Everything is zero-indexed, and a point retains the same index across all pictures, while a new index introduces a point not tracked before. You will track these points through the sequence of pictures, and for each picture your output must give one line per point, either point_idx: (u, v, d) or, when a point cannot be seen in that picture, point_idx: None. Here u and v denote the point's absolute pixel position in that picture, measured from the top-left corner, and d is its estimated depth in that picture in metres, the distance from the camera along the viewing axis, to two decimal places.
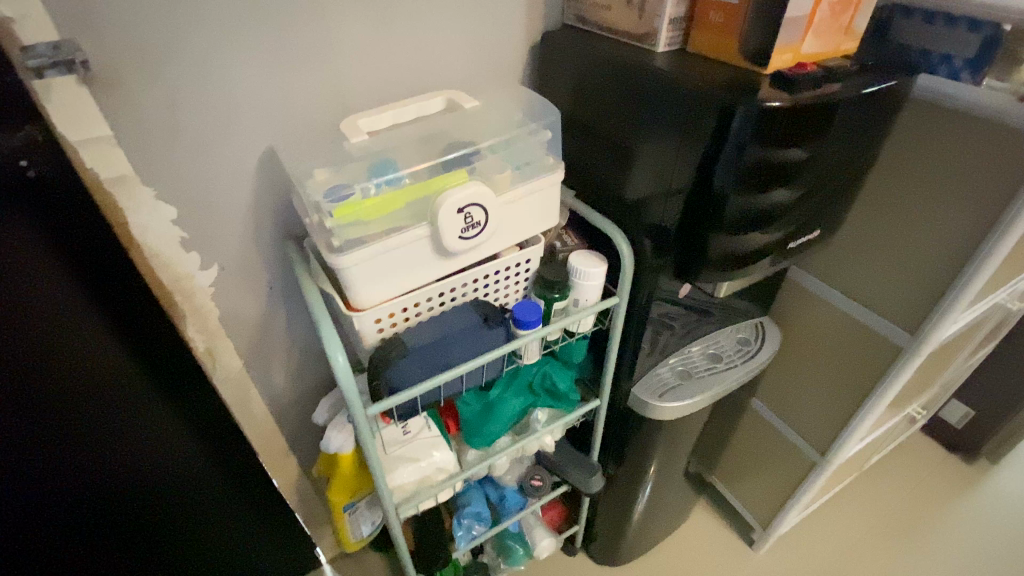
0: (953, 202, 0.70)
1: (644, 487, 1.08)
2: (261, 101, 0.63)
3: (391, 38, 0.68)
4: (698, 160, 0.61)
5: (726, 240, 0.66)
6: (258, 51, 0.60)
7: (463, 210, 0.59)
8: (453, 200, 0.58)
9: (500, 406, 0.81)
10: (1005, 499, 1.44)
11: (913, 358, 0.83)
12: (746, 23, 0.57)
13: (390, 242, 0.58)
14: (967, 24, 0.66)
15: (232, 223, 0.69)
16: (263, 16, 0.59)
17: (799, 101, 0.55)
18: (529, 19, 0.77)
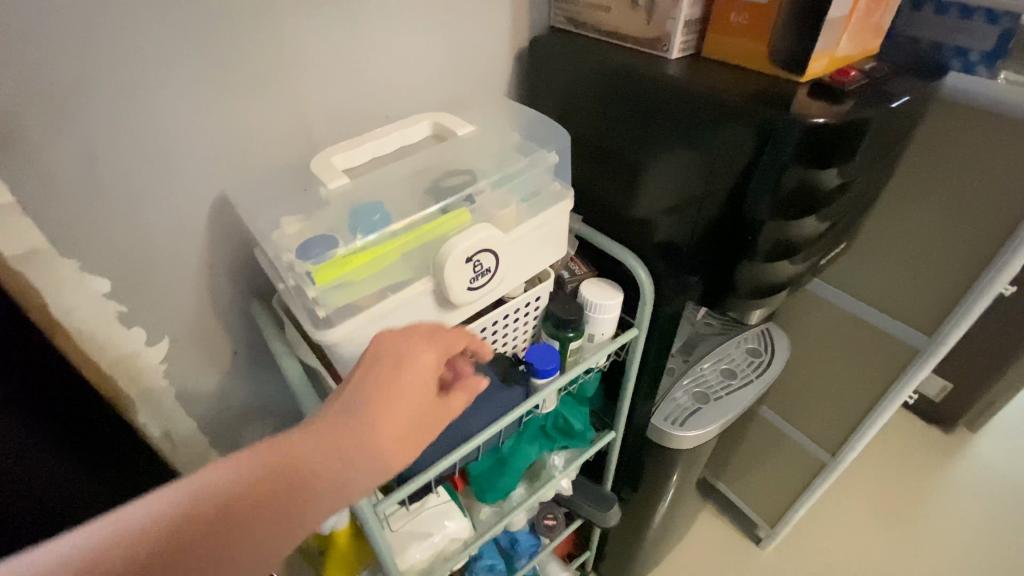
0: (975, 205, 0.67)
1: (658, 510, 1.03)
2: (211, 139, 0.52)
3: (359, 54, 0.57)
4: (732, 178, 0.55)
5: (758, 269, 0.60)
6: (203, 80, 0.49)
7: (472, 259, 0.51)
8: (460, 250, 0.49)
9: (514, 458, 0.73)
10: (988, 466, 1.48)
11: (928, 362, 0.80)
12: (778, 26, 0.51)
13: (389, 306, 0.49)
14: (984, 15, 0.63)
15: (183, 287, 0.57)
16: (206, 36, 0.48)
17: (846, 122, 0.48)
18: (514, 23, 0.68)
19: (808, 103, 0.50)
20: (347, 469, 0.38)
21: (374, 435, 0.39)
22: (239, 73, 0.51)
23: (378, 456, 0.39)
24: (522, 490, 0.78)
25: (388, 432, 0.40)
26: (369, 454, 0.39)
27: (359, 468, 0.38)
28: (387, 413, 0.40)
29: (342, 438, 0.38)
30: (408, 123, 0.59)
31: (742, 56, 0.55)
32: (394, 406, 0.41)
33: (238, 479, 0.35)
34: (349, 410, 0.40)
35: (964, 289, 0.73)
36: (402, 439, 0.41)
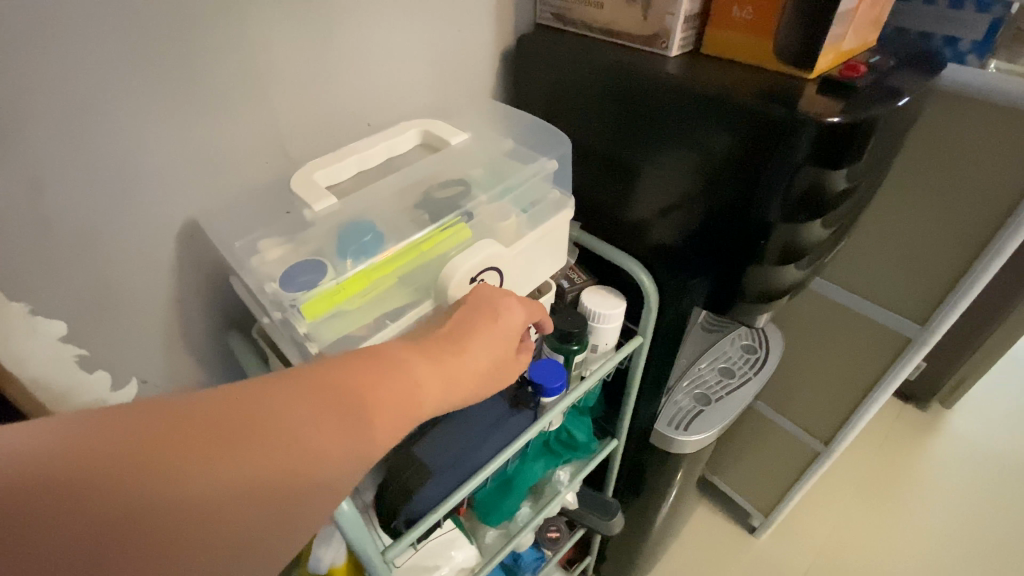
0: (968, 192, 0.68)
1: (659, 512, 1.01)
2: (175, 159, 0.46)
3: (336, 58, 0.53)
4: (738, 182, 0.51)
5: (764, 275, 0.57)
6: (163, 93, 0.44)
7: (476, 278, 0.47)
8: (463, 269, 0.46)
9: (519, 478, 0.70)
10: (965, 439, 1.51)
11: (920, 351, 0.81)
12: (784, 20, 0.49)
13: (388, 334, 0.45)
14: (974, 4, 0.65)
15: (150, 323, 0.51)
16: (164, 45, 0.42)
17: (861, 121, 0.45)
18: (498, 21, 0.64)
19: (821, 102, 0.47)
20: (428, 392, 0.37)
21: (457, 368, 0.40)
22: (204, 84, 0.45)
23: (448, 393, 0.39)
24: (527, 509, 0.75)
25: (465, 374, 0.40)
26: (450, 386, 0.39)
27: (433, 402, 0.38)
28: (468, 349, 0.41)
29: (429, 365, 0.38)
30: (394, 132, 0.54)
31: (745, 53, 0.53)
32: (482, 343, 0.42)
33: (314, 375, 0.34)
34: (440, 340, 0.40)
35: (958, 276, 0.73)
36: (474, 385, 0.41)
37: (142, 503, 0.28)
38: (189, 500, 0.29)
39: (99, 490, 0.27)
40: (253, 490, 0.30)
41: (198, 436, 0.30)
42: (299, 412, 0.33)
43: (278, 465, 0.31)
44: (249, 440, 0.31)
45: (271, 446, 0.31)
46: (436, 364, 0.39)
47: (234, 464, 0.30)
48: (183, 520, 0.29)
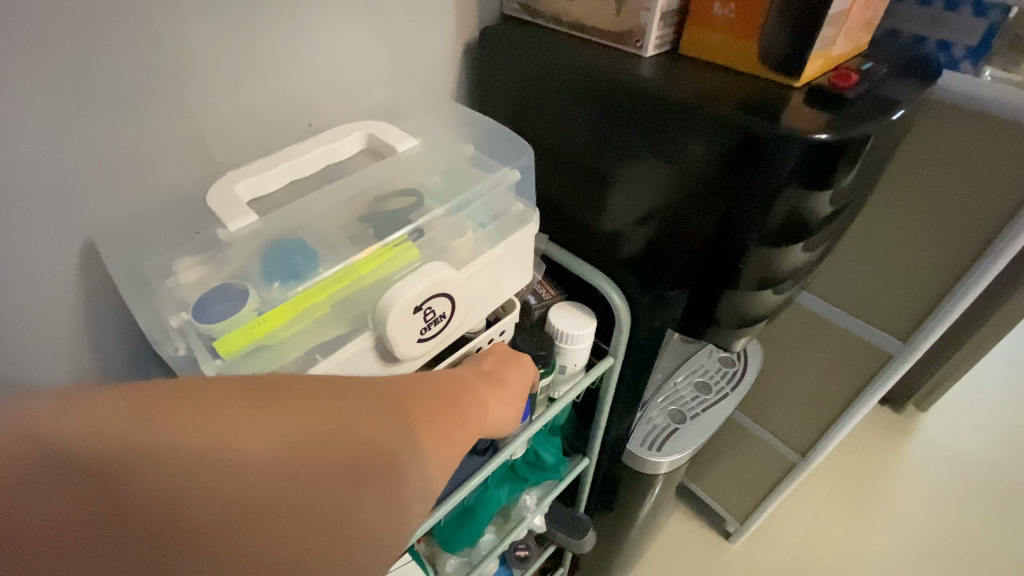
0: (958, 207, 0.64)
1: (632, 526, 0.97)
2: (74, 168, 0.40)
3: (269, 50, 0.46)
4: (716, 199, 0.47)
5: (739, 301, 0.53)
6: (53, 93, 0.37)
7: (422, 307, 0.41)
8: (407, 297, 0.40)
9: (482, 506, 0.65)
10: (939, 443, 1.50)
11: (901, 368, 0.78)
12: (771, 21, 0.44)
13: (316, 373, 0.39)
14: (971, 7, 0.61)
15: (56, 353, 0.45)
16: (50, 35, 0.36)
17: (849, 140, 0.41)
18: (459, 11, 0.58)
19: (807, 115, 0.42)
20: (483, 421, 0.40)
21: (504, 401, 0.44)
22: (105, 81, 0.39)
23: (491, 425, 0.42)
24: (491, 535, 0.70)
25: (506, 404, 0.44)
26: (496, 418, 0.42)
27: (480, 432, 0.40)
28: (509, 385, 0.45)
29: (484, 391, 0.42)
30: (335, 136, 0.48)
31: (727, 55, 0.48)
32: (512, 375, 0.46)
33: (368, 382, 0.34)
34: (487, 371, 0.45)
35: (943, 293, 0.70)
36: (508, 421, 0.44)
37: (176, 485, 0.25)
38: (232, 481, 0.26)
39: (128, 473, 0.25)
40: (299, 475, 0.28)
41: (238, 418, 0.28)
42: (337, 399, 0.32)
43: (318, 450, 0.29)
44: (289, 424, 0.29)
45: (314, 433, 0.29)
46: (489, 394, 0.42)
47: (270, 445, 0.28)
48: (219, 512, 0.25)
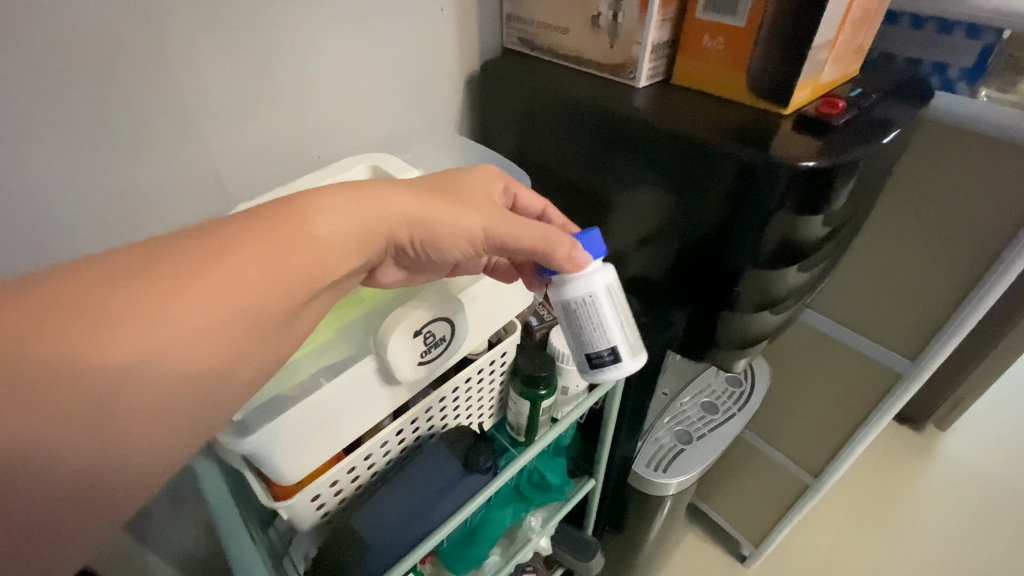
0: (960, 225, 0.64)
1: (642, 548, 0.96)
2: (96, 201, 0.43)
3: (280, 87, 0.49)
4: (711, 224, 0.48)
5: (738, 323, 0.54)
6: (78, 133, 0.40)
7: (421, 331, 0.43)
8: (406, 323, 0.42)
9: (486, 527, 0.65)
10: (960, 464, 1.46)
11: (911, 387, 0.77)
12: (758, 51, 0.46)
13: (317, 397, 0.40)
14: (963, 30, 0.62)
15: None
16: (78, 82, 0.39)
17: (838, 167, 0.42)
18: (461, 45, 0.60)
19: (798, 143, 0.44)
20: (388, 240, 0.37)
21: (405, 202, 0.37)
22: (127, 120, 0.42)
23: (405, 235, 0.38)
24: (496, 557, 0.69)
25: (410, 212, 0.37)
26: (427, 226, 0.38)
27: (408, 236, 0.38)
28: (407, 202, 0.37)
29: (352, 212, 0.35)
30: (341, 168, 0.51)
31: (717, 85, 0.50)
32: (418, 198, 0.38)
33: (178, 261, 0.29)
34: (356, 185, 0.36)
35: (950, 310, 0.69)
36: (453, 229, 0.39)
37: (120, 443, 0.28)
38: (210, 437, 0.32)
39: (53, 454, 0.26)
40: (254, 368, 0.33)
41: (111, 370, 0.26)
42: (205, 291, 0.29)
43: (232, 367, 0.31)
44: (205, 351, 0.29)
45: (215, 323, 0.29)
46: (360, 212, 0.35)
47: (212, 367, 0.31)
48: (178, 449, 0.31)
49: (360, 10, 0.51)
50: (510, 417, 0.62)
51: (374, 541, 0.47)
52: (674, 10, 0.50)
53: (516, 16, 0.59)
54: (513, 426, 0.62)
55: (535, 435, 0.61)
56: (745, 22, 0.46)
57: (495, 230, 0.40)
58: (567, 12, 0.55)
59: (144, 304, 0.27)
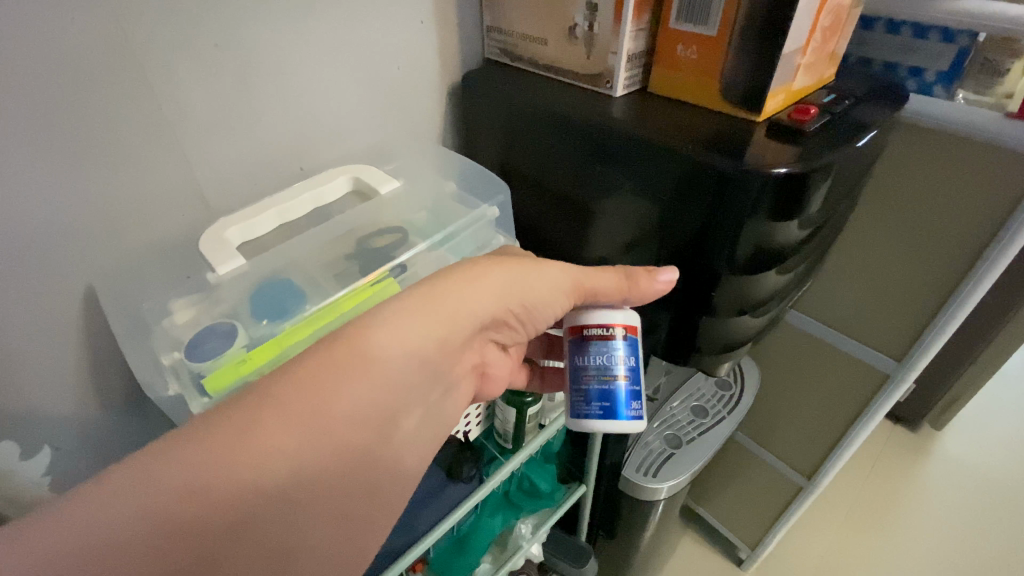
0: (941, 226, 0.65)
1: (636, 553, 0.96)
2: (78, 218, 0.43)
3: (263, 101, 0.50)
4: (691, 230, 0.48)
5: (719, 328, 0.54)
6: (57, 153, 0.40)
7: (498, 317, 0.45)
8: (492, 314, 0.44)
9: (476, 535, 0.65)
10: (955, 463, 1.46)
11: (900, 388, 0.77)
12: (730, 59, 0.47)
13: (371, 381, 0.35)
14: (939, 34, 0.63)
15: (58, 390, 0.47)
16: (57, 101, 0.39)
17: (814, 172, 0.42)
18: (443, 58, 0.61)
19: (773, 150, 0.44)
20: (468, 313, 0.41)
21: (456, 289, 0.41)
22: (110, 135, 0.42)
23: (485, 309, 0.43)
24: (487, 565, 0.69)
25: (492, 281, 0.43)
26: (529, 294, 0.45)
27: (502, 306, 0.44)
28: (473, 282, 0.42)
29: (418, 314, 0.38)
30: (322, 180, 0.52)
31: (693, 92, 0.51)
32: (501, 265, 0.44)
33: (275, 409, 0.32)
34: (425, 285, 0.40)
35: (936, 309, 0.69)
36: (546, 282, 0.45)
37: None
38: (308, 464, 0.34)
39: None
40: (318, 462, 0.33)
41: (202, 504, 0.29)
42: (269, 419, 0.32)
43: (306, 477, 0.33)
44: (324, 403, 0.33)
45: (342, 409, 0.34)
46: (425, 304, 0.39)
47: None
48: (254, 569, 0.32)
49: (340, 25, 0.52)
50: (497, 424, 0.62)
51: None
52: (648, 20, 0.51)
53: (496, 27, 0.61)
54: (500, 433, 0.62)
55: (521, 442, 0.61)
56: (716, 31, 0.47)
57: (585, 280, 0.47)
58: (544, 22, 0.56)
59: (222, 443, 0.30)
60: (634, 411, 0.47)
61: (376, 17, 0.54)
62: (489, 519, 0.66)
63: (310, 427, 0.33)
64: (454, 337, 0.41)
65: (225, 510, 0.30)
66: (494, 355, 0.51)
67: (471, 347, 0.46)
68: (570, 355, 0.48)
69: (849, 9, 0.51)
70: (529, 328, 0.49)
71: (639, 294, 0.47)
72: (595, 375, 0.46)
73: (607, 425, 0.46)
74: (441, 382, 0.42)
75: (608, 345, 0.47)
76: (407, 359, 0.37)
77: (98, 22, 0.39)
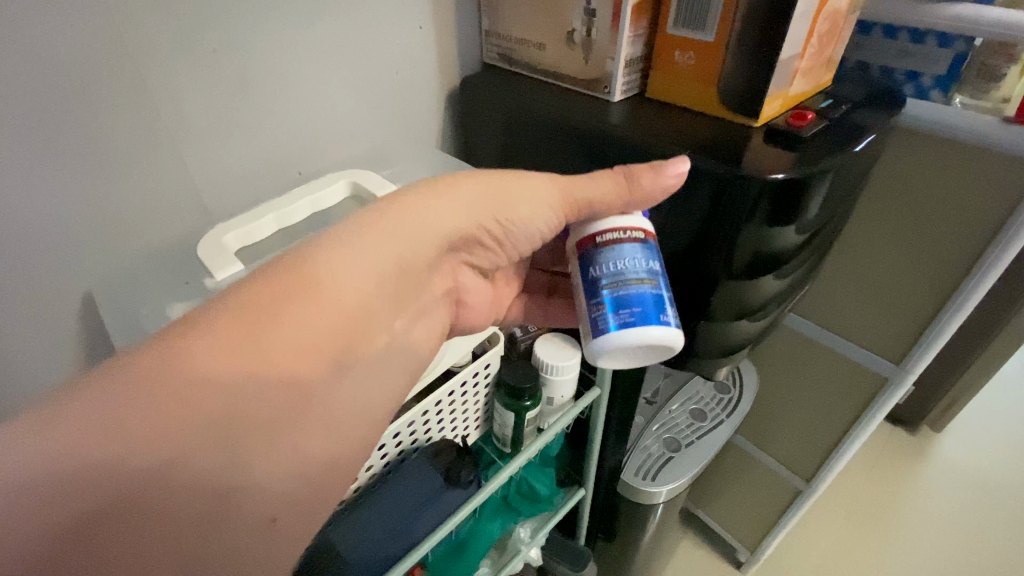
0: (938, 230, 0.65)
1: (635, 556, 0.96)
2: (75, 223, 0.43)
3: (261, 106, 0.50)
4: (688, 235, 0.48)
5: (717, 333, 0.54)
6: (54, 158, 0.41)
7: (468, 240, 0.43)
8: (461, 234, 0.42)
9: (474, 539, 0.65)
10: (955, 465, 1.45)
11: (898, 391, 0.77)
12: (727, 65, 0.47)
13: (325, 309, 0.34)
14: (936, 39, 0.63)
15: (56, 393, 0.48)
16: (55, 107, 0.39)
17: (810, 177, 0.42)
18: (442, 62, 0.61)
19: (770, 156, 0.44)
20: (432, 236, 0.40)
21: (415, 212, 0.39)
22: (109, 140, 0.43)
23: (451, 224, 0.41)
24: (486, 569, 0.68)
25: (458, 193, 0.41)
26: (504, 207, 0.42)
27: (473, 225, 0.42)
28: (437, 196, 0.40)
29: (372, 235, 0.37)
30: (321, 185, 0.52)
31: (691, 98, 0.51)
32: (470, 179, 0.42)
33: (214, 327, 0.31)
34: (381, 203, 0.39)
35: (934, 313, 0.70)
36: (523, 194, 0.42)
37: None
38: (303, 468, 0.34)
39: None
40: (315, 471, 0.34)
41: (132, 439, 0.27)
42: (203, 338, 0.30)
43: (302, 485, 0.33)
44: (272, 307, 0.33)
45: (287, 329, 0.32)
46: (381, 220, 0.38)
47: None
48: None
49: (337, 29, 0.52)
50: (496, 428, 0.62)
51: (356, 555, 0.48)
52: (646, 25, 0.52)
53: (494, 32, 0.61)
54: (499, 437, 0.63)
55: (521, 446, 0.61)
56: (713, 37, 0.47)
57: (574, 189, 0.42)
58: (542, 28, 0.56)
59: (154, 369, 0.29)
60: (667, 321, 0.40)
61: (374, 21, 0.54)
62: (488, 525, 0.66)
63: (253, 347, 0.31)
64: (418, 255, 0.39)
65: (224, 517, 0.30)
66: (469, 280, 0.50)
67: (439, 268, 0.44)
68: (581, 270, 0.42)
69: (846, 15, 0.51)
70: (507, 252, 0.47)
71: (636, 201, 0.42)
72: (611, 283, 0.40)
73: (635, 337, 0.39)
74: (410, 304, 0.40)
75: (622, 249, 0.41)
76: (363, 282, 0.36)
77: (95, 28, 0.39)
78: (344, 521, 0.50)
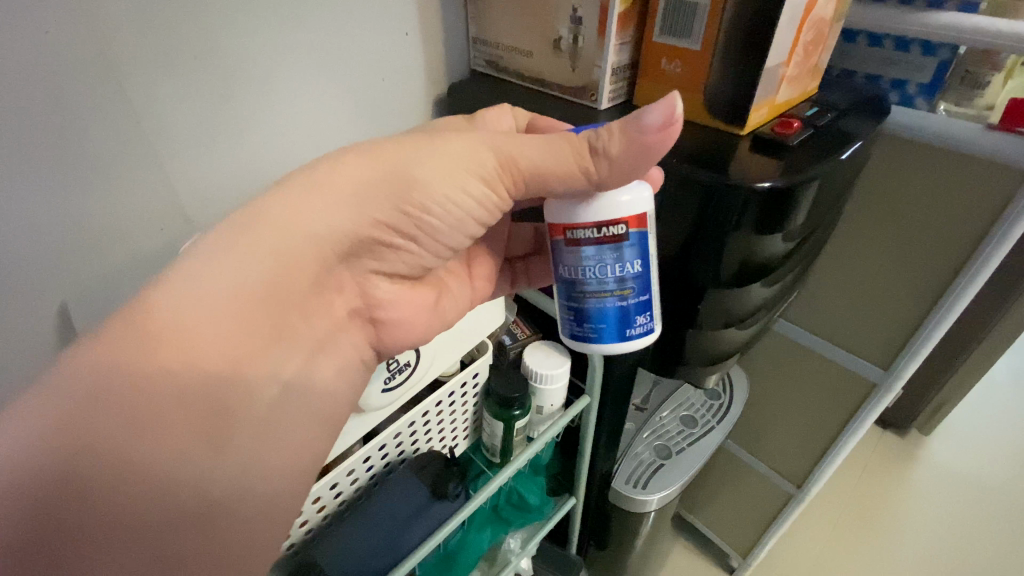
0: (924, 236, 0.65)
1: (627, 564, 0.95)
2: (54, 233, 0.43)
3: (244, 114, 0.49)
4: (675, 243, 0.48)
5: (705, 341, 0.54)
6: (31, 168, 0.40)
7: (377, 228, 0.38)
8: (357, 226, 0.37)
9: (464, 551, 0.64)
10: (944, 469, 1.46)
11: (888, 396, 0.77)
12: (714, 72, 0.47)
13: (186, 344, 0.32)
14: (920, 47, 0.64)
15: None
16: (33, 117, 0.39)
17: (796, 185, 0.42)
18: (428, 70, 0.61)
19: (756, 164, 0.44)
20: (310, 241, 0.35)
21: (284, 217, 0.35)
22: (90, 150, 0.42)
23: (331, 226, 0.36)
24: None
25: (335, 189, 0.35)
26: (411, 189, 0.37)
27: (368, 219, 0.37)
28: (313, 190, 0.35)
29: (233, 256, 0.34)
30: None
31: None
32: (356, 160, 0.36)
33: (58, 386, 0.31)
34: (238, 214, 0.35)
35: (920, 319, 0.70)
36: (443, 172, 0.37)
37: None
38: None
39: None
40: None
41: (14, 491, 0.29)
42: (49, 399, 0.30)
43: None
44: (137, 351, 0.31)
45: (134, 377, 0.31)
46: (237, 238, 0.34)
47: (293, 419, 0.38)
48: None
49: (321, 37, 0.51)
50: (485, 438, 0.62)
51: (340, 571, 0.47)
52: (633, 33, 0.51)
53: (481, 39, 0.60)
54: (488, 447, 0.62)
55: (510, 456, 0.61)
56: (699, 45, 0.47)
57: (515, 152, 0.39)
58: (530, 35, 0.56)
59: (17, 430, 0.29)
60: (631, 330, 0.43)
61: (359, 29, 0.53)
62: (478, 536, 0.65)
63: (100, 399, 0.31)
64: (293, 269, 0.35)
65: None
66: (385, 290, 0.44)
67: (338, 280, 0.39)
68: (556, 265, 0.43)
69: (832, 23, 0.52)
70: (426, 245, 0.41)
71: (607, 176, 0.39)
72: (582, 290, 0.42)
73: (598, 347, 0.44)
74: (297, 330, 0.37)
75: (598, 253, 0.41)
76: (228, 314, 0.33)
77: (73, 37, 0.38)
78: (328, 536, 0.49)
